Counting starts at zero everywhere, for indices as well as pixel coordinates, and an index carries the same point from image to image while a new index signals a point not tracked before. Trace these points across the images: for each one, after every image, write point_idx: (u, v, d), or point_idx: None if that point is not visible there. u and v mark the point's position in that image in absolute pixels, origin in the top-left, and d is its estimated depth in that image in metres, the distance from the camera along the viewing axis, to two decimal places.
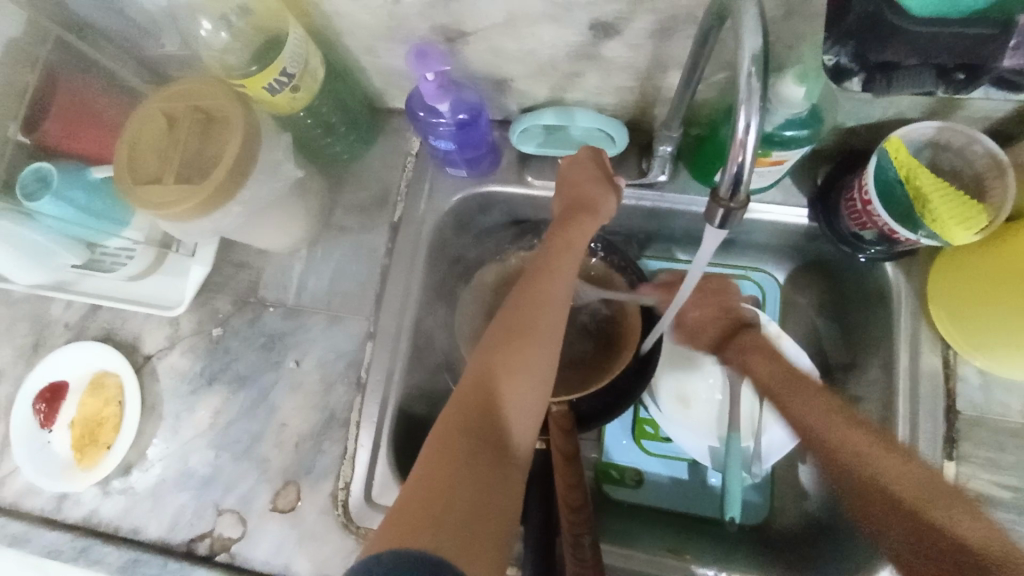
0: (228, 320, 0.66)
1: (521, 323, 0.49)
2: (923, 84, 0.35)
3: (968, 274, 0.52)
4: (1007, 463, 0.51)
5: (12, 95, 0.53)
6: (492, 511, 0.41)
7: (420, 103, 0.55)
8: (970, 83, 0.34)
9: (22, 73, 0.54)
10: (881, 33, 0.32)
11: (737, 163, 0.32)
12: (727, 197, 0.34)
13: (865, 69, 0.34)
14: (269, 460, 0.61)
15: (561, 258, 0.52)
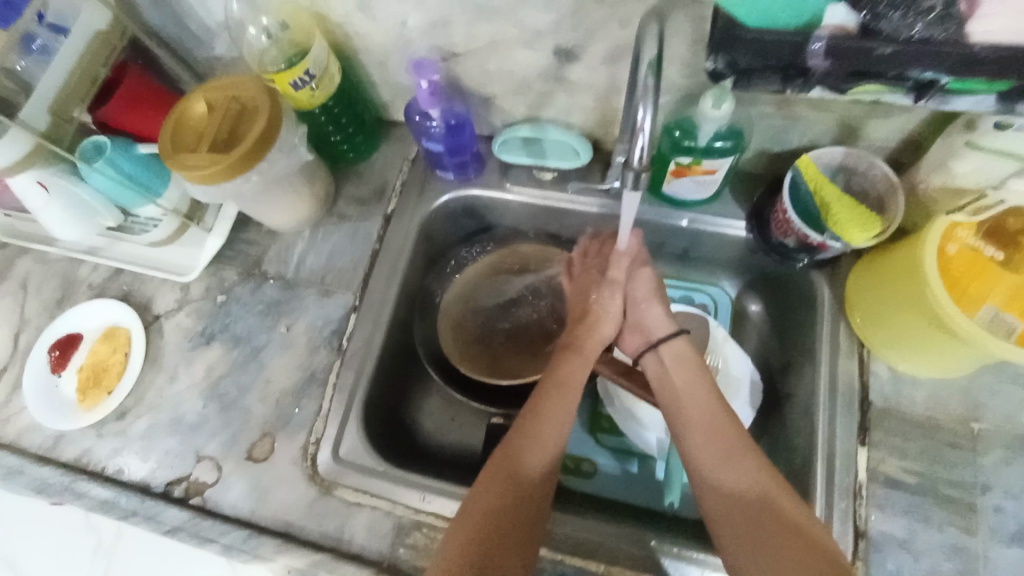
0: (233, 288, 0.74)
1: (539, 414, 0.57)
2: (772, 83, 0.39)
3: (875, 275, 0.59)
4: (913, 450, 0.57)
5: (85, 81, 0.64)
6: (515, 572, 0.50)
7: (416, 109, 0.66)
8: (805, 84, 0.38)
9: (98, 65, 0.64)
10: (731, 42, 0.36)
11: (638, 143, 0.46)
12: (635, 163, 0.47)
13: (734, 73, 0.39)
14: (251, 412, 0.68)
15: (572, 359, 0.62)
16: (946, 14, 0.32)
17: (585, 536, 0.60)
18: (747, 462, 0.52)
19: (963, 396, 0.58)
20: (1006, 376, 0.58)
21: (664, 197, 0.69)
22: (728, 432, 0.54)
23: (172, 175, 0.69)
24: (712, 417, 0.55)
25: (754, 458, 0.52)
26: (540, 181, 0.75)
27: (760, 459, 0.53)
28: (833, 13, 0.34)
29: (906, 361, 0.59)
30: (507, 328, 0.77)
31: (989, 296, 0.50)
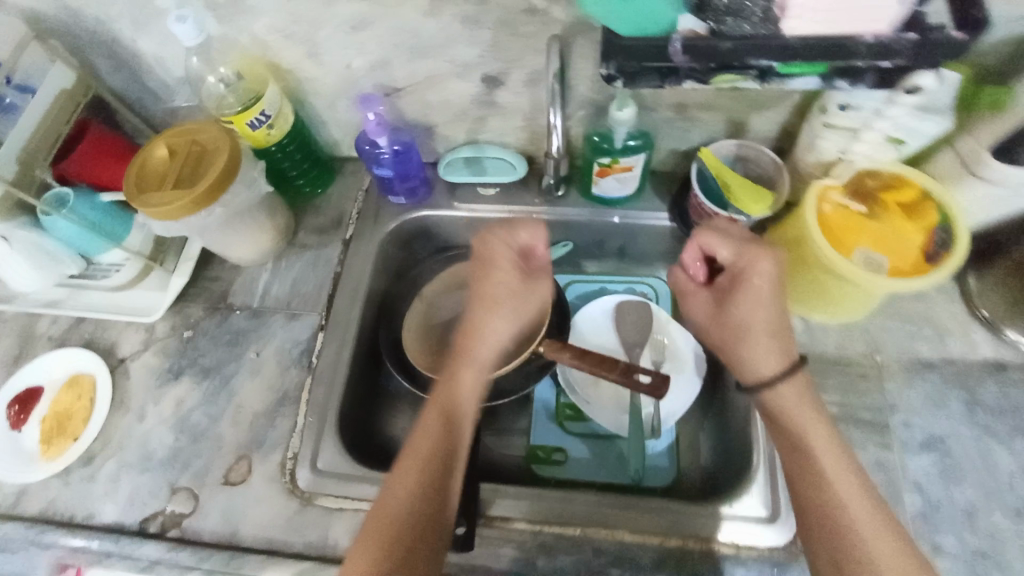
0: (199, 323, 0.76)
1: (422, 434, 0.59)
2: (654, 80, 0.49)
3: (778, 238, 0.69)
4: (830, 385, 0.65)
5: (50, 136, 0.68)
6: None
7: (365, 139, 0.74)
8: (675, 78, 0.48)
9: (62, 122, 0.69)
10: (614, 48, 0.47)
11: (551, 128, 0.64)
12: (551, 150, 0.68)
13: (623, 75, 0.49)
14: (224, 437, 0.69)
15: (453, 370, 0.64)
16: (765, 18, 0.43)
17: (580, 510, 0.61)
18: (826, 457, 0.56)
19: (864, 335, 0.67)
20: (894, 314, 0.68)
21: (595, 198, 0.79)
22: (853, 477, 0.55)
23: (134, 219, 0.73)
24: (840, 460, 0.55)
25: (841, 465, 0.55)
26: (485, 196, 0.83)
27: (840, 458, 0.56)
28: (686, 20, 0.44)
29: (810, 310, 0.68)
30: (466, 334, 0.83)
31: (859, 242, 0.60)
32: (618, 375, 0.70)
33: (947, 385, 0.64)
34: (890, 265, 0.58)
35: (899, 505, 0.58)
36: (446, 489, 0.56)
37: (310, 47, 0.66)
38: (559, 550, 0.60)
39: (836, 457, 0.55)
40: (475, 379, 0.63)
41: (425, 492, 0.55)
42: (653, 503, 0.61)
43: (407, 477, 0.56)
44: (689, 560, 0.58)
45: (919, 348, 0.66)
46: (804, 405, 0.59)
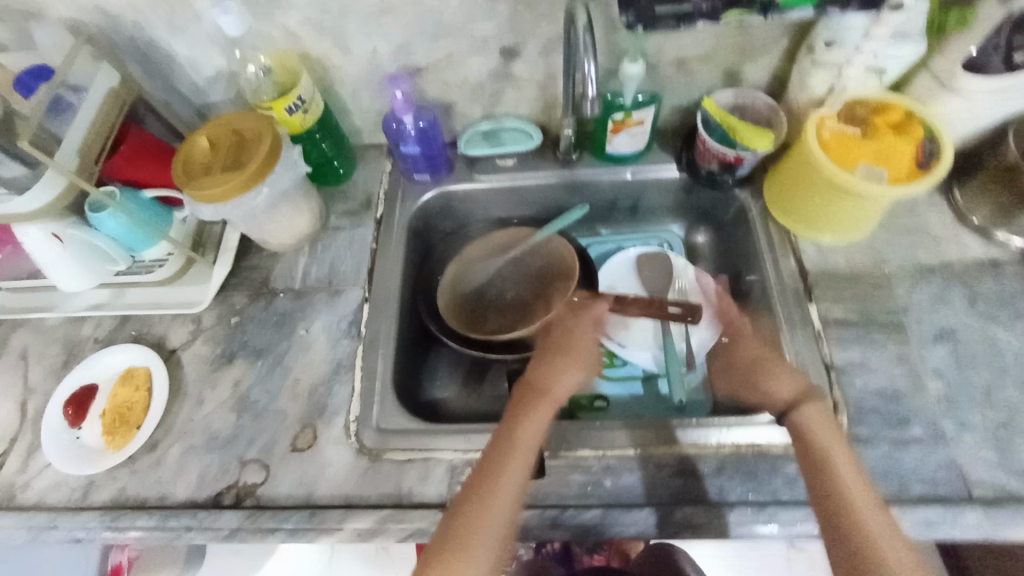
0: (245, 310, 0.79)
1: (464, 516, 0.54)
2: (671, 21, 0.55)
3: (783, 171, 0.75)
4: (846, 298, 0.71)
5: (104, 129, 0.70)
6: None
7: (392, 119, 0.79)
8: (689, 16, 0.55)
9: (111, 116, 0.71)
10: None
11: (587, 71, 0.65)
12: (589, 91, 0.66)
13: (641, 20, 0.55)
14: (286, 410, 0.71)
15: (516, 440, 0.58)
16: None
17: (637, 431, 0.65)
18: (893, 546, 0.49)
19: (870, 252, 0.74)
20: (894, 229, 0.74)
21: (609, 158, 0.84)
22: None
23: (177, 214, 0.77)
24: (902, 552, 0.49)
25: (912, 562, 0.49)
26: (504, 167, 0.88)
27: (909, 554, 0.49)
28: None
29: (818, 232, 0.74)
30: (498, 297, 0.87)
31: (859, 160, 0.67)
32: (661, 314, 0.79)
33: (950, 286, 0.70)
34: (889, 175, 0.66)
35: (923, 393, 0.64)
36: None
37: (338, 35, 0.70)
38: (623, 469, 0.64)
39: (899, 545, 0.49)
40: (525, 461, 0.57)
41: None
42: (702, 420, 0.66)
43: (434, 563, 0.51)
44: (747, 463, 0.63)
45: (921, 257, 0.73)
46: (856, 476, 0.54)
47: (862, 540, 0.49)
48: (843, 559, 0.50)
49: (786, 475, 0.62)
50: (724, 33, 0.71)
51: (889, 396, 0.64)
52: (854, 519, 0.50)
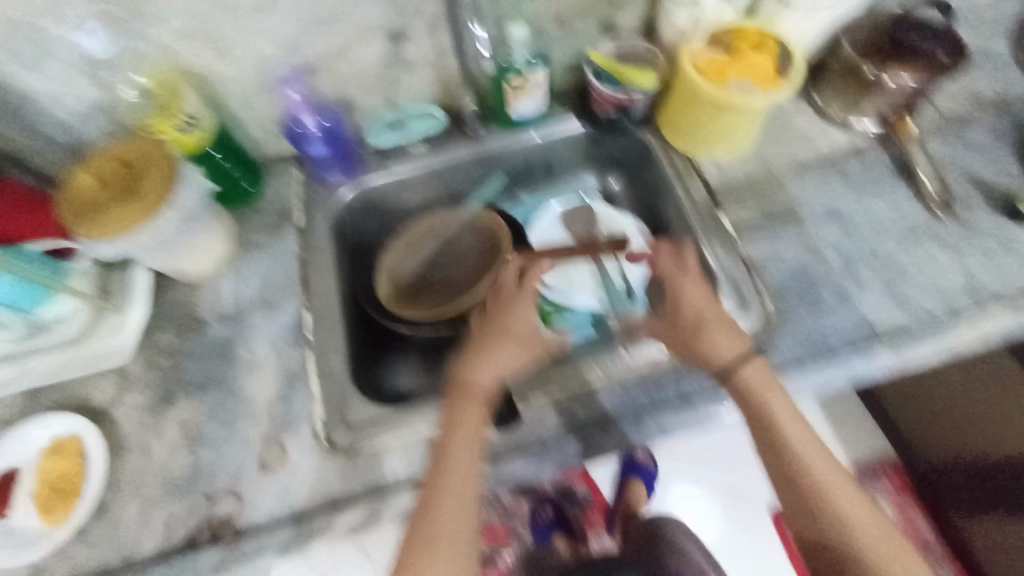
0: (177, 348, 0.74)
1: (430, 529, 0.55)
2: None
3: (673, 102, 0.81)
4: (748, 203, 0.79)
5: None
6: None
7: (292, 123, 0.78)
8: None
9: None
10: None
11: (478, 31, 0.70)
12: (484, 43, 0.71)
13: None
14: (247, 434, 0.68)
15: (462, 426, 0.59)
16: None
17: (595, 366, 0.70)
18: (837, 479, 0.59)
19: (758, 159, 0.83)
20: (772, 136, 0.84)
21: (515, 124, 0.88)
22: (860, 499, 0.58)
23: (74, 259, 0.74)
24: (837, 481, 0.58)
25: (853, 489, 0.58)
26: (416, 153, 0.88)
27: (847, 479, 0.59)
28: None
29: (715, 151, 0.82)
30: (439, 278, 0.88)
31: (732, 75, 0.74)
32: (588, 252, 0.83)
33: (827, 174, 0.80)
34: (757, 84, 0.74)
35: (826, 266, 0.73)
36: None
37: (220, 41, 0.70)
38: (593, 400, 0.67)
39: (828, 468, 0.59)
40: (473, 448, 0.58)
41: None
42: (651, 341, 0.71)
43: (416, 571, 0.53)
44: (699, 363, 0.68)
45: (799, 155, 0.82)
46: (795, 422, 0.61)
47: (797, 473, 0.59)
48: (787, 487, 0.60)
49: None
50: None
51: (801, 275, 0.73)
52: (797, 468, 0.59)
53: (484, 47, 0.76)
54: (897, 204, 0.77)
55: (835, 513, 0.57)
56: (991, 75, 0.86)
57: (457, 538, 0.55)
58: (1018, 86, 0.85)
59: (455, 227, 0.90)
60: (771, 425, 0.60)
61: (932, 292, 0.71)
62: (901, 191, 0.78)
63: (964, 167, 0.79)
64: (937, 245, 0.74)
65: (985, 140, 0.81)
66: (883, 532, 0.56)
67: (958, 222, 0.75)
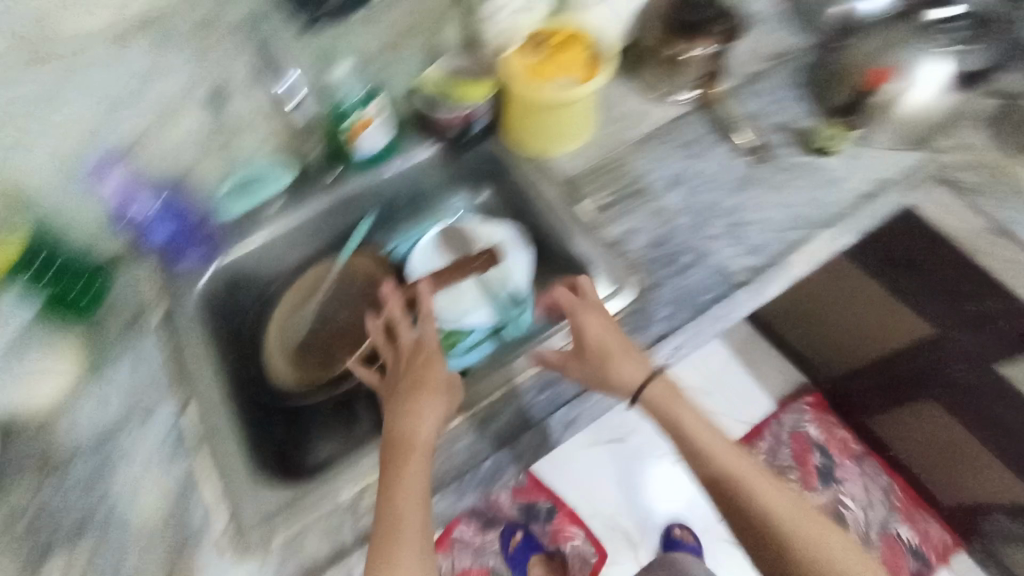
0: (36, 494, 0.64)
1: (388, 532, 0.57)
2: None
3: (512, 110, 0.84)
4: (603, 186, 0.84)
5: None
6: None
7: (122, 212, 0.74)
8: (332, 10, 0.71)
9: None
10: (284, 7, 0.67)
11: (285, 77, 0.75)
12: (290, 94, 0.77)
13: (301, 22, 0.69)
14: (141, 564, 0.61)
15: (415, 438, 0.61)
16: None
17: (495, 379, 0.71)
18: (760, 482, 0.64)
19: (602, 144, 0.88)
20: (609, 119, 0.90)
21: (367, 162, 0.86)
22: (768, 477, 0.65)
23: None
24: (752, 467, 0.65)
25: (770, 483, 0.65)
26: (271, 213, 0.85)
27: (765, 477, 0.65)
28: None
29: (562, 146, 0.86)
30: (328, 332, 0.85)
31: (556, 74, 0.78)
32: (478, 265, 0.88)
33: (663, 144, 0.87)
34: (578, 79, 0.78)
35: (679, 229, 0.80)
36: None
37: None
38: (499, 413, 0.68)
39: (745, 468, 0.65)
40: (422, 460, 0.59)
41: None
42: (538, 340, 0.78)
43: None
44: None
45: (636, 132, 0.89)
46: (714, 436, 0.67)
47: (720, 481, 0.64)
48: (717, 495, 0.65)
49: None
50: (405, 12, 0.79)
51: (659, 243, 0.79)
52: (712, 465, 0.65)
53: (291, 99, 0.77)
54: (724, 159, 0.86)
55: (753, 497, 0.63)
56: (772, 32, 0.98)
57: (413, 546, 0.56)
58: (794, 37, 0.98)
59: (337, 280, 0.89)
60: (684, 436, 0.66)
61: (765, 230, 0.80)
62: (725, 147, 0.87)
63: (769, 117, 0.89)
64: (761, 188, 0.83)
65: (783, 87, 0.92)
66: (799, 515, 0.63)
67: (774, 164, 0.85)
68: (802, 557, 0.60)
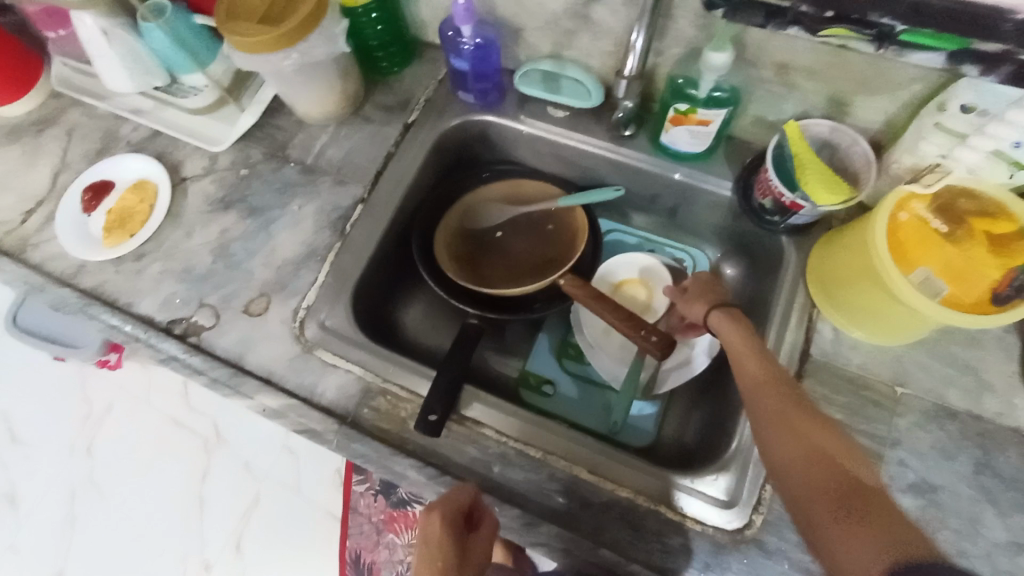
0: (256, 165, 0.80)
1: (792, 420, 0.51)
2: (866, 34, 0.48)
3: (840, 241, 0.64)
4: (839, 403, 0.63)
5: None
6: (824, 453, 0.48)
7: (450, 25, 0.73)
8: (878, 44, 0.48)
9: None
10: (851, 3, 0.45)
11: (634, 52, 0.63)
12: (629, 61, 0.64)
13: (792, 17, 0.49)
14: (254, 273, 0.74)
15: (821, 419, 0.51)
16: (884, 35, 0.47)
17: (549, 450, 0.63)
18: (871, 518, 0.44)
19: (892, 363, 0.64)
20: (934, 353, 0.64)
21: (660, 148, 0.75)
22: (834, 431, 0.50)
23: (196, 66, 0.77)
24: (820, 427, 0.50)
25: (823, 430, 0.50)
26: (553, 117, 0.80)
27: (826, 465, 0.48)
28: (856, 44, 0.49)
29: (852, 324, 0.64)
30: (503, 250, 0.84)
31: (923, 261, 0.55)
32: (635, 336, 0.67)
33: (963, 439, 0.60)
34: (950, 292, 0.54)
35: None
36: (859, 478, 0.46)
37: None
38: (516, 464, 0.63)
39: (830, 432, 0.50)
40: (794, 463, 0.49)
41: (836, 479, 0.47)
42: (615, 458, 0.62)
43: (839, 489, 0.46)
44: (636, 515, 0.60)
45: (949, 395, 0.62)
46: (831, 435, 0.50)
47: (808, 449, 0.49)
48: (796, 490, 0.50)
49: (667, 546, 0.58)
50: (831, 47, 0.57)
51: None
52: None
53: (636, 59, 0.63)
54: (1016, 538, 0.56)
55: None
56: None
57: (804, 434, 0.50)
58: None
59: (535, 203, 0.84)
60: (808, 457, 0.48)
61: None
62: None
63: None
64: None
65: None
66: (865, 479, 0.47)
67: None
68: (809, 452, 0.49)
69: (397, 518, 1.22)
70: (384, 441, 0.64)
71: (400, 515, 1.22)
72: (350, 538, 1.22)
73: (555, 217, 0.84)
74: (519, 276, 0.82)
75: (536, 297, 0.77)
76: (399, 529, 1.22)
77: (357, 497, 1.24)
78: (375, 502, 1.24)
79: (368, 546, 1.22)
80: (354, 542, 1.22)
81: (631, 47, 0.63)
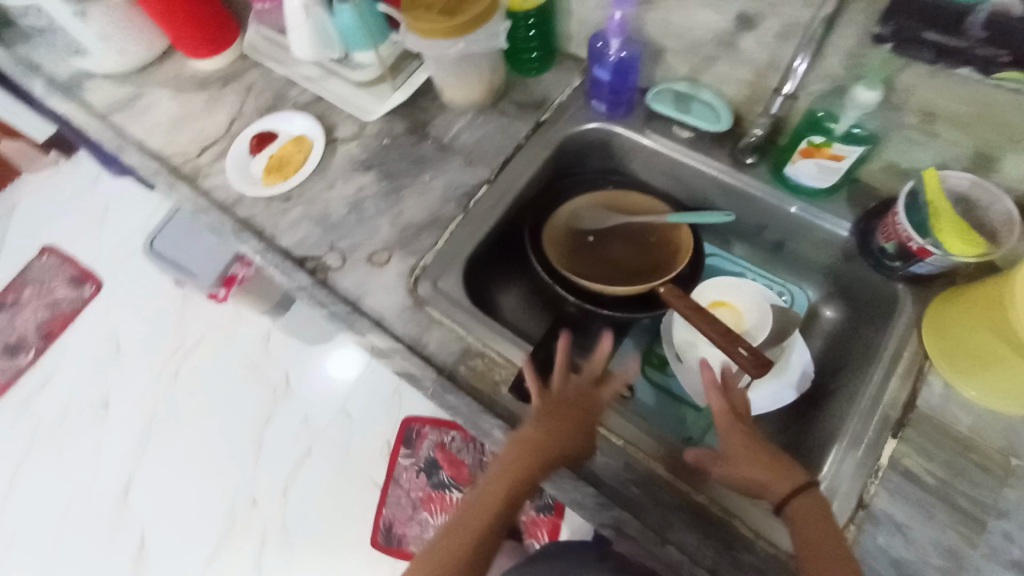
0: (398, 137, 0.90)
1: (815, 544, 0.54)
2: None
3: (964, 295, 0.62)
4: (939, 459, 0.60)
5: None
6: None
7: (600, 38, 0.79)
8: None
9: None
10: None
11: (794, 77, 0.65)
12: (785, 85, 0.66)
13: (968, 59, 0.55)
14: (381, 229, 0.82)
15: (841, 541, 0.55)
16: None
17: (630, 441, 0.65)
18: None
19: (1004, 430, 0.61)
20: None
21: (782, 179, 0.77)
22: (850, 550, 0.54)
23: (368, 46, 0.89)
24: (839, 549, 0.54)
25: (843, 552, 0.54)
26: (676, 136, 0.84)
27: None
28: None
29: (964, 382, 0.62)
30: (602, 253, 0.88)
31: None
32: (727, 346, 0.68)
33: None
34: None
35: None
36: None
37: None
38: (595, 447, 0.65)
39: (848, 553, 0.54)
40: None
41: None
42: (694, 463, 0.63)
43: None
44: (707, 522, 0.60)
45: None
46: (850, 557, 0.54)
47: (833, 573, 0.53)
48: None
49: (735, 559, 0.59)
50: (990, 99, 0.58)
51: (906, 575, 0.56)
52: None
53: (792, 82, 0.66)
54: None
55: None
56: None
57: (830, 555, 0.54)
58: None
59: (642, 214, 0.87)
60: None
61: None
62: None
63: None
64: None
65: None
66: None
67: None
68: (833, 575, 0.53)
69: (434, 498, 1.28)
70: (475, 398, 0.69)
71: (438, 496, 1.27)
72: (386, 506, 1.27)
73: (660, 231, 0.87)
74: (615, 279, 0.85)
75: (631, 299, 0.80)
76: (434, 510, 1.26)
77: (400, 469, 1.29)
78: (417, 477, 1.29)
79: (402, 518, 1.25)
80: (390, 511, 1.26)
81: (790, 71, 0.65)
